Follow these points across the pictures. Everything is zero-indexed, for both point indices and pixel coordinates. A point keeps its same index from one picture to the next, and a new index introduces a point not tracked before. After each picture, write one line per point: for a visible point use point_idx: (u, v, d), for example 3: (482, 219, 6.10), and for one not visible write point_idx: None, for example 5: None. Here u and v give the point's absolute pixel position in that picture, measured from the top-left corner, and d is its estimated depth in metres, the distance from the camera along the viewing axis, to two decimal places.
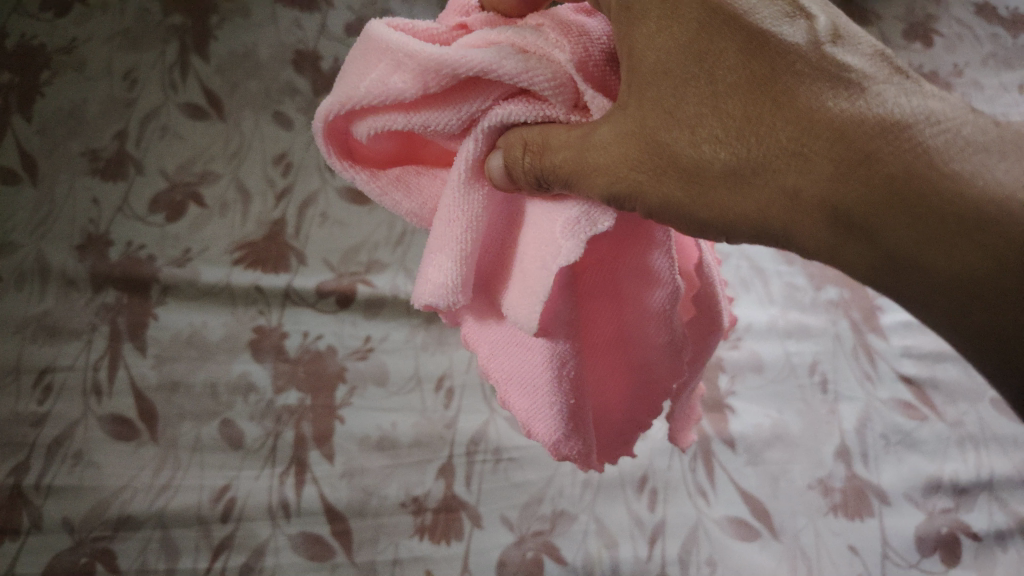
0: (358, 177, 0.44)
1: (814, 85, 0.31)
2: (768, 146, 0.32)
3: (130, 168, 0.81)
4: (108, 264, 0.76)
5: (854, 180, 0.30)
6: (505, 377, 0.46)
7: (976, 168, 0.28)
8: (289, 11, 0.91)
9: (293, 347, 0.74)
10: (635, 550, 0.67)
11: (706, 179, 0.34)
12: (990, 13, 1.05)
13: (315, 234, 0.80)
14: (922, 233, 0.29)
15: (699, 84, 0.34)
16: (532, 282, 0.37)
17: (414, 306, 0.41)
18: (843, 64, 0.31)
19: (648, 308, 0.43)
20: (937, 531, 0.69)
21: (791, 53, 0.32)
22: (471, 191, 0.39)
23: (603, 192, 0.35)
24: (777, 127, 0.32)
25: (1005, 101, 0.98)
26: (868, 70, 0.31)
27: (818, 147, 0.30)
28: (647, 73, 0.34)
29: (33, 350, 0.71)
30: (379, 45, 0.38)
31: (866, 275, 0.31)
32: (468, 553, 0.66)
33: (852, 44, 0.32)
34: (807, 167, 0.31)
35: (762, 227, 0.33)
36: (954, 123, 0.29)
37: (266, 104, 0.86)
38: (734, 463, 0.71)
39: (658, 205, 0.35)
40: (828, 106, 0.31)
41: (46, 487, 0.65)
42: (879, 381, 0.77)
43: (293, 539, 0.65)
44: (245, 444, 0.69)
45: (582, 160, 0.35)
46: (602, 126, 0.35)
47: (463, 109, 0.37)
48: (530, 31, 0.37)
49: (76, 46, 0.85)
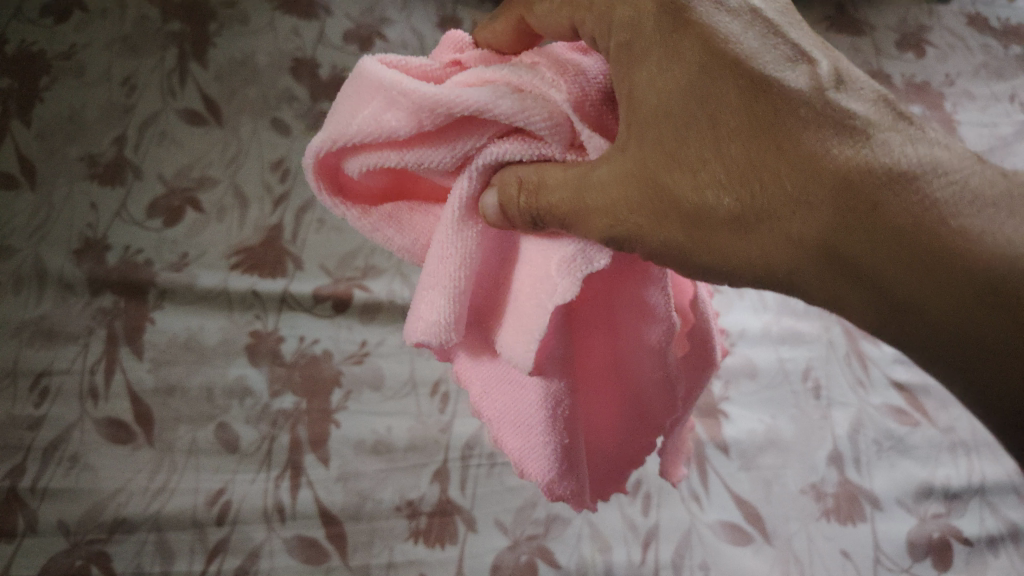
0: (348, 213, 0.44)
1: (819, 131, 0.32)
2: (773, 193, 0.32)
3: (128, 173, 0.82)
4: (106, 268, 0.76)
5: (862, 229, 0.31)
6: (498, 416, 0.47)
7: (982, 222, 0.29)
8: (287, 18, 0.92)
9: (289, 350, 0.75)
10: (629, 554, 0.67)
11: (708, 224, 0.34)
12: (982, 25, 1.06)
13: (312, 239, 0.81)
14: (933, 284, 0.30)
15: (703, 127, 0.34)
16: (526, 320, 0.38)
17: (406, 342, 0.42)
18: (847, 111, 0.32)
19: (643, 341, 0.44)
20: (929, 537, 0.70)
21: (798, 98, 0.32)
22: (465, 228, 0.39)
23: (601, 235, 0.36)
24: (782, 174, 0.32)
25: (996, 111, 0.99)
26: (872, 116, 0.32)
27: (823, 196, 0.31)
28: (647, 115, 0.34)
29: (29, 353, 0.71)
30: (372, 82, 0.38)
31: (865, 323, 0.33)
32: (462, 557, 0.66)
33: (853, 90, 0.33)
34: (812, 215, 0.31)
35: (765, 272, 0.34)
36: (961, 175, 0.30)
37: (264, 111, 0.87)
38: (727, 468, 0.72)
39: (659, 246, 0.36)
40: (834, 154, 0.31)
41: (41, 490, 0.65)
42: (872, 387, 0.77)
43: (288, 542, 0.65)
44: (241, 447, 0.69)
45: (579, 201, 0.35)
46: (600, 166, 0.35)
47: (459, 147, 0.38)
48: (526, 70, 0.38)
49: (75, 52, 0.86)
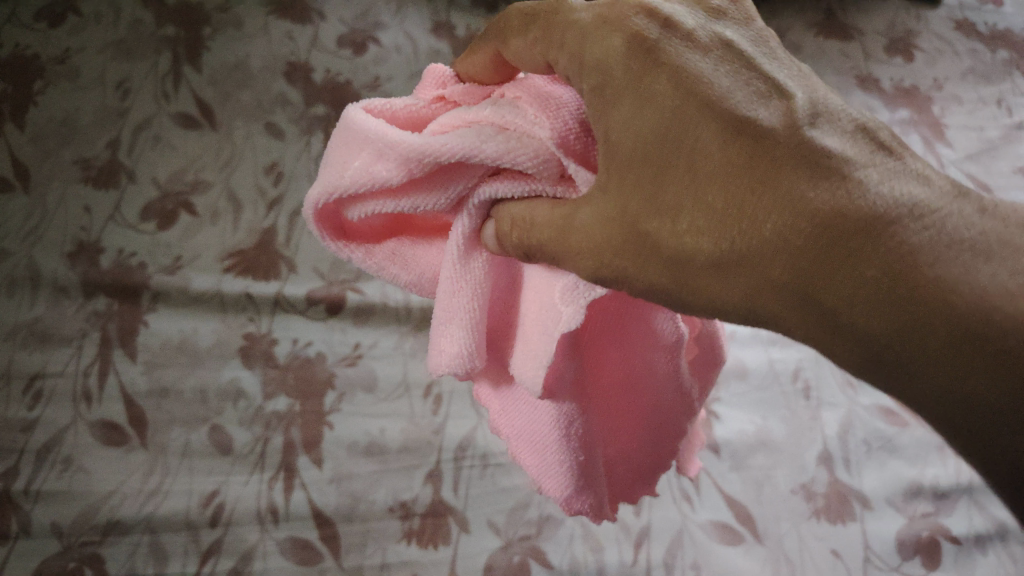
0: (354, 255, 0.45)
1: (798, 173, 0.32)
2: (755, 239, 0.32)
3: (121, 177, 0.82)
4: (100, 271, 0.76)
5: (843, 276, 0.31)
6: (516, 433, 0.52)
7: (960, 267, 0.30)
8: (280, 23, 0.94)
9: (282, 353, 0.75)
10: (621, 555, 0.67)
11: (692, 268, 0.34)
12: (969, 30, 1.08)
13: (306, 242, 0.81)
14: (910, 333, 0.30)
15: (681, 170, 0.34)
16: (533, 346, 0.41)
17: (431, 374, 0.44)
18: (823, 150, 0.32)
19: (653, 360, 0.48)
20: (918, 536, 0.70)
21: (774, 137, 0.33)
22: (470, 261, 0.41)
23: (589, 274, 0.36)
24: (764, 217, 0.32)
25: (984, 114, 1.00)
26: (850, 152, 0.33)
27: (805, 242, 0.31)
28: (624, 157, 0.34)
29: (23, 356, 0.71)
30: (359, 134, 0.40)
31: (857, 370, 0.33)
32: (455, 558, 0.66)
33: (829, 124, 0.34)
34: (793, 262, 0.32)
35: (750, 314, 0.34)
36: (939, 216, 0.31)
37: (258, 114, 0.88)
38: (718, 469, 0.72)
39: (645, 288, 0.36)
40: (813, 196, 0.32)
41: (35, 492, 0.65)
42: (860, 387, 0.78)
43: (282, 543, 0.66)
44: (234, 449, 0.69)
45: (563, 241, 0.36)
46: (582, 209, 0.36)
47: (452, 189, 0.39)
48: (508, 108, 0.38)
49: (69, 56, 0.87)
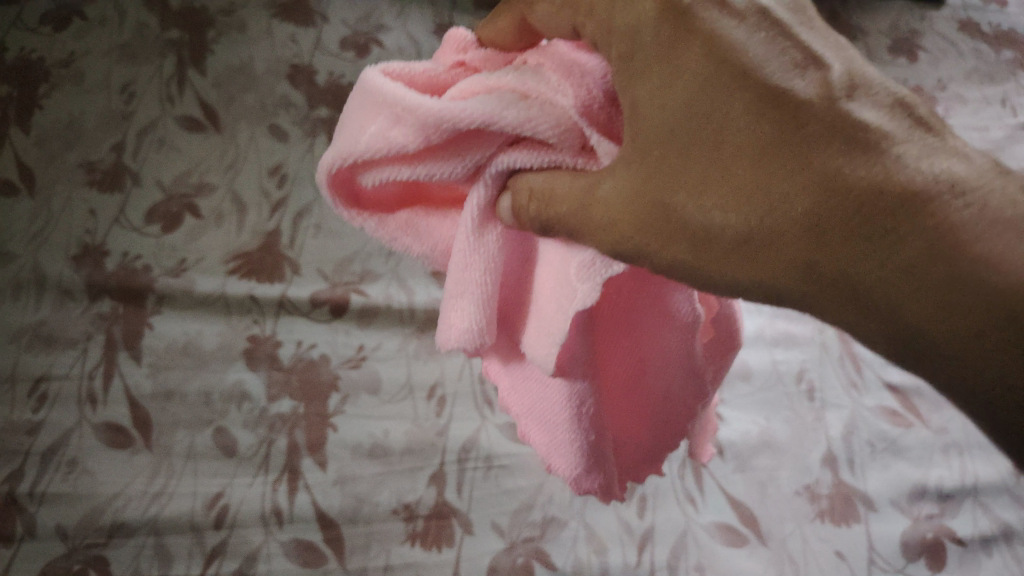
0: (366, 224, 0.45)
1: (827, 147, 0.31)
2: (781, 215, 0.32)
3: (126, 180, 0.82)
4: (105, 274, 0.77)
5: (872, 251, 0.30)
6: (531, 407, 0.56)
7: (998, 245, 0.28)
8: (284, 25, 0.94)
9: (286, 355, 0.75)
10: (624, 557, 0.67)
11: (716, 245, 0.33)
12: (973, 30, 1.08)
13: (309, 244, 0.81)
14: (940, 308, 0.29)
15: (708, 145, 0.34)
16: (549, 322, 0.40)
17: (439, 348, 0.44)
18: (856, 123, 0.31)
19: (666, 340, 0.49)
20: (922, 537, 0.70)
21: (807, 110, 0.32)
22: (484, 234, 0.40)
23: (609, 251, 0.35)
24: (791, 193, 0.31)
25: (988, 115, 0.99)
26: (886, 126, 0.31)
27: (832, 218, 0.30)
28: (651, 135, 0.34)
29: (28, 359, 0.72)
30: (378, 97, 0.40)
31: (875, 343, 0.32)
32: (459, 559, 0.66)
33: (864, 99, 0.33)
34: (820, 239, 0.31)
35: (774, 292, 0.33)
36: (977, 191, 0.29)
37: (262, 117, 0.88)
38: (722, 470, 0.72)
39: (665, 267, 0.35)
40: (844, 170, 0.31)
41: (40, 494, 0.65)
42: (865, 388, 0.78)
43: (286, 545, 0.66)
44: (239, 451, 0.70)
45: (585, 216, 0.35)
46: (604, 183, 0.35)
47: (470, 158, 0.38)
48: (531, 75, 0.38)
49: (74, 60, 0.87)
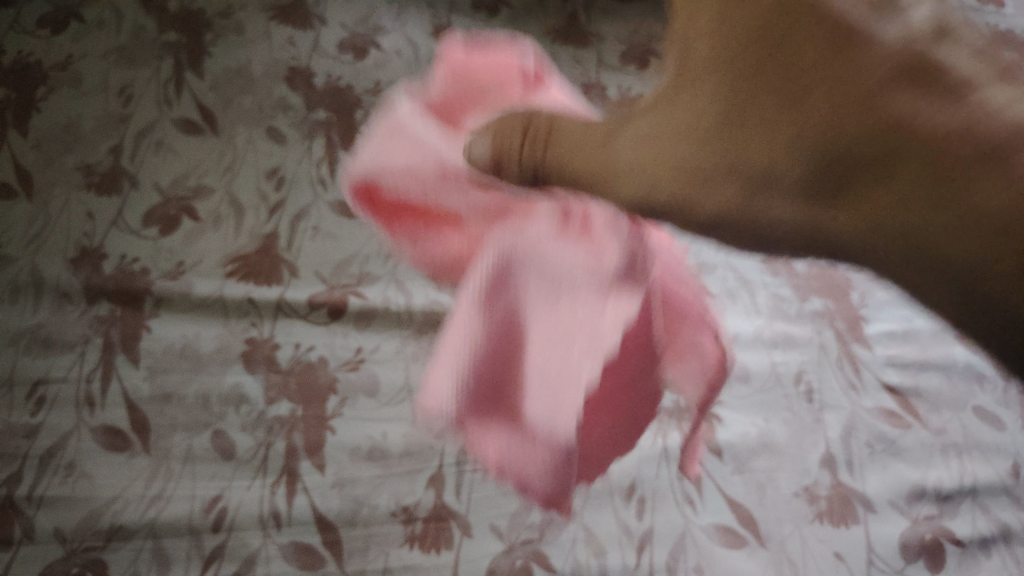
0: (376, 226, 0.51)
1: (905, 82, 0.20)
2: (860, 149, 0.21)
3: (124, 183, 0.82)
4: (103, 277, 0.77)
5: (962, 211, 0.20)
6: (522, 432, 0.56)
7: None
8: (282, 29, 0.95)
9: (284, 358, 0.75)
10: (623, 558, 0.66)
11: (773, 188, 0.23)
12: None
13: (307, 246, 0.82)
14: None
15: (753, 62, 0.23)
16: (546, 378, 0.44)
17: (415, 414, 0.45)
18: (943, 57, 0.20)
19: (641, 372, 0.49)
20: (922, 538, 0.69)
21: (874, 40, 0.21)
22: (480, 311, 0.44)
23: (639, 195, 0.27)
24: (858, 130, 0.21)
25: None
26: (971, 64, 0.20)
27: (914, 166, 0.20)
28: (704, 57, 0.24)
29: (26, 362, 0.72)
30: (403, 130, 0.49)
31: (948, 304, 0.22)
32: (458, 562, 0.66)
33: (957, 38, 0.21)
34: (892, 186, 0.21)
35: (846, 247, 0.23)
36: None
37: (260, 119, 0.88)
38: (721, 472, 0.72)
39: (714, 215, 0.25)
40: (923, 111, 0.20)
41: (38, 498, 0.65)
42: (863, 390, 0.78)
43: (284, 548, 0.65)
44: (237, 454, 0.69)
45: (610, 156, 0.27)
46: (631, 125, 0.27)
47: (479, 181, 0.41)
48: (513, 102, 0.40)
49: (72, 62, 0.88)
